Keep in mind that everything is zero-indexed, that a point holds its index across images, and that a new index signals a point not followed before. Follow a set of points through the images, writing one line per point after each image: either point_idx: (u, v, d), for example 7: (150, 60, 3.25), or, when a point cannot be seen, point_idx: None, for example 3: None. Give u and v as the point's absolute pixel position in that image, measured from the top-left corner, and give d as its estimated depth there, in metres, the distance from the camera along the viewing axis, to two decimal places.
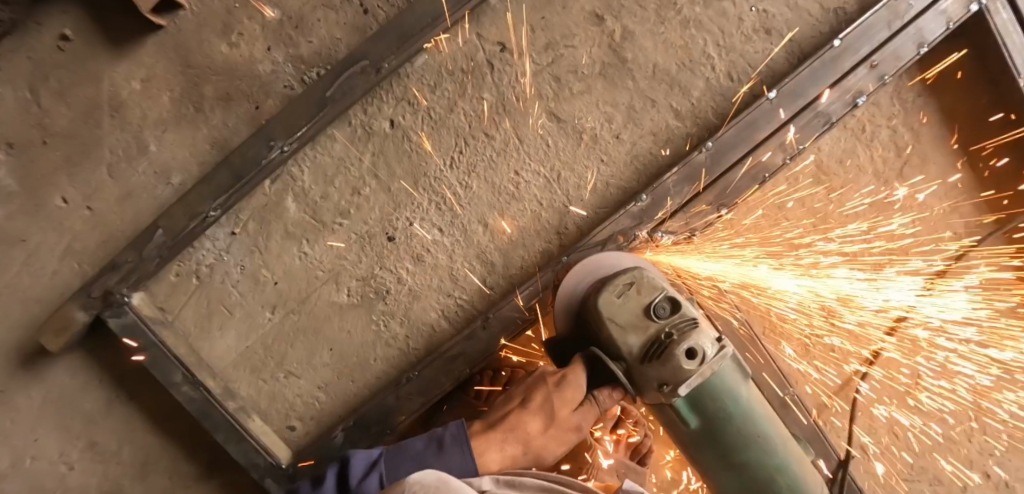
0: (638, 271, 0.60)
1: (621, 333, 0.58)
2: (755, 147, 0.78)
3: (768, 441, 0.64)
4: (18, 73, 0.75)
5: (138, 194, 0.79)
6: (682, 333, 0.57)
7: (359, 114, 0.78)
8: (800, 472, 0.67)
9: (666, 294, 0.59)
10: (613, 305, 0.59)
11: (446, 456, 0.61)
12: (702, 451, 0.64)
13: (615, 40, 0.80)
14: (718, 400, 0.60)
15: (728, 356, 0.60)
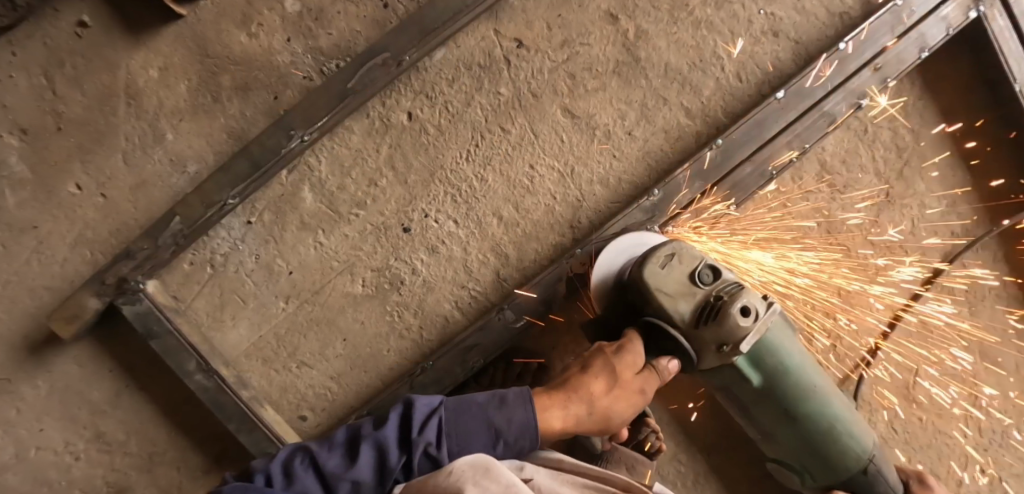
0: (676, 244, 0.65)
1: (673, 300, 0.62)
2: (764, 145, 0.80)
3: (820, 391, 0.69)
4: (34, 58, 0.75)
5: (151, 183, 0.78)
6: (730, 293, 0.62)
7: (377, 107, 0.79)
8: (849, 419, 0.72)
9: (705, 262, 0.64)
10: (662, 274, 0.63)
11: (512, 413, 0.54)
12: (763, 408, 0.68)
13: (629, 39, 0.82)
14: (775, 355, 0.64)
15: (776, 314, 0.65)
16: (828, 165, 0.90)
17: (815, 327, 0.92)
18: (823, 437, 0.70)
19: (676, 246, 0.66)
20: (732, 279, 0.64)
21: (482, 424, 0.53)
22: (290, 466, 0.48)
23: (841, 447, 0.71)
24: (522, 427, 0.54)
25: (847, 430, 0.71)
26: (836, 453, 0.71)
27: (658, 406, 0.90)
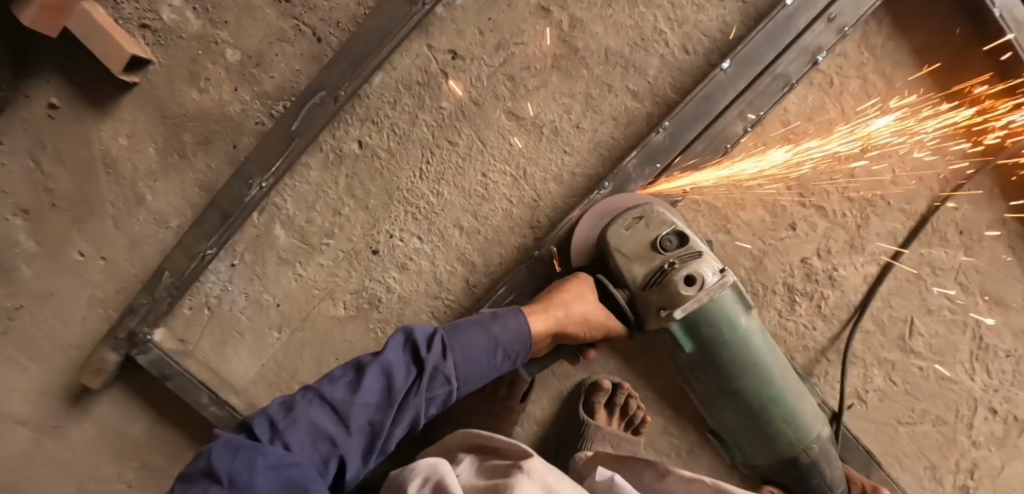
0: (649, 208, 0.69)
1: (627, 262, 0.67)
2: (713, 121, 0.78)
3: (763, 368, 0.69)
4: (20, 145, 0.82)
5: (142, 241, 0.85)
6: (681, 261, 0.65)
7: (329, 140, 0.82)
8: (793, 401, 0.71)
9: (672, 228, 0.67)
10: (623, 236, 0.68)
11: (504, 324, 0.61)
12: (698, 372, 0.70)
13: (564, 30, 0.80)
14: (718, 327, 0.66)
15: (731, 287, 0.66)
16: (794, 124, 0.86)
17: (795, 292, 0.91)
18: (764, 416, 0.71)
19: (650, 210, 0.70)
20: (696, 249, 0.66)
21: (482, 339, 0.59)
22: (291, 401, 0.50)
23: (782, 430, 0.71)
24: (516, 334, 0.61)
25: (793, 417, 0.71)
26: (766, 428, 0.71)
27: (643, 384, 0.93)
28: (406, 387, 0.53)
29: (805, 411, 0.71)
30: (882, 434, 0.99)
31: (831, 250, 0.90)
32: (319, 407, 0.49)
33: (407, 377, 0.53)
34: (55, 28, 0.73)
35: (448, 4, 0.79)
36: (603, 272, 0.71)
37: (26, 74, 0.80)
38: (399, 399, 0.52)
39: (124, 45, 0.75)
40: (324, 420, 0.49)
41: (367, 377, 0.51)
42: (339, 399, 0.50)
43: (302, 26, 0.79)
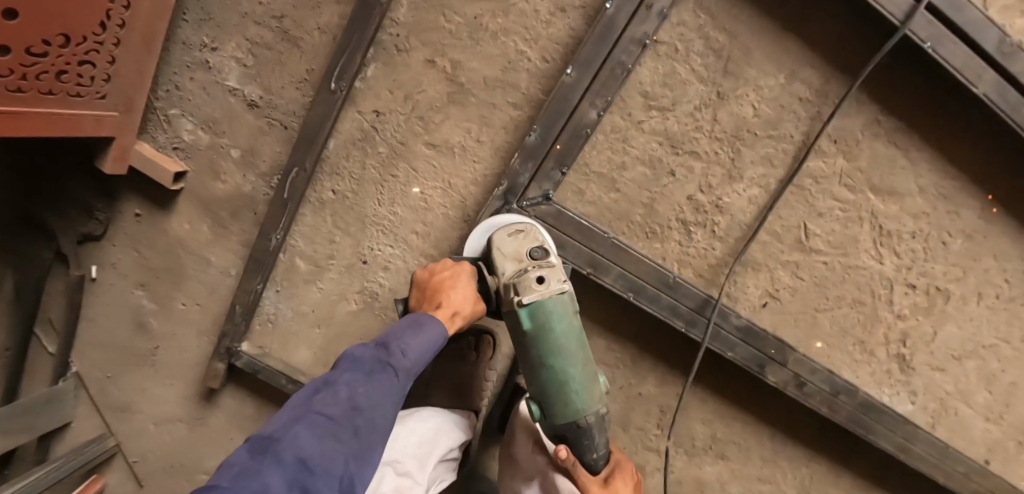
0: (530, 228, 0.91)
1: (503, 260, 0.89)
2: (571, 114, 1.00)
3: (574, 358, 0.85)
4: (129, 242, 1.24)
5: (218, 289, 1.25)
6: (538, 266, 0.86)
7: (313, 193, 1.15)
8: (587, 390, 0.88)
9: (541, 244, 0.89)
10: (506, 241, 0.90)
11: (431, 332, 0.84)
12: (527, 348, 0.85)
13: (450, 72, 1.05)
14: (547, 314, 0.83)
15: (567, 293, 0.85)
16: (652, 92, 1.05)
17: (689, 224, 1.12)
18: (561, 387, 0.86)
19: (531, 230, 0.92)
20: (552, 261, 0.87)
21: (417, 344, 0.81)
22: (289, 421, 0.66)
23: (571, 402, 0.86)
24: (437, 335, 0.84)
25: (586, 393, 0.88)
26: (560, 404, 0.87)
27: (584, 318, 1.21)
28: (375, 390, 0.74)
29: (593, 399, 0.88)
30: (803, 323, 1.18)
31: (711, 184, 1.09)
32: (313, 419, 0.68)
33: (372, 382, 0.75)
34: (123, 166, 1.11)
35: (363, 77, 1.07)
36: (483, 264, 0.93)
37: (120, 198, 1.21)
38: (370, 400, 0.73)
39: (167, 165, 1.12)
40: (321, 427, 0.67)
41: (342, 391, 0.72)
42: (330, 410, 0.69)
43: (270, 119, 1.10)
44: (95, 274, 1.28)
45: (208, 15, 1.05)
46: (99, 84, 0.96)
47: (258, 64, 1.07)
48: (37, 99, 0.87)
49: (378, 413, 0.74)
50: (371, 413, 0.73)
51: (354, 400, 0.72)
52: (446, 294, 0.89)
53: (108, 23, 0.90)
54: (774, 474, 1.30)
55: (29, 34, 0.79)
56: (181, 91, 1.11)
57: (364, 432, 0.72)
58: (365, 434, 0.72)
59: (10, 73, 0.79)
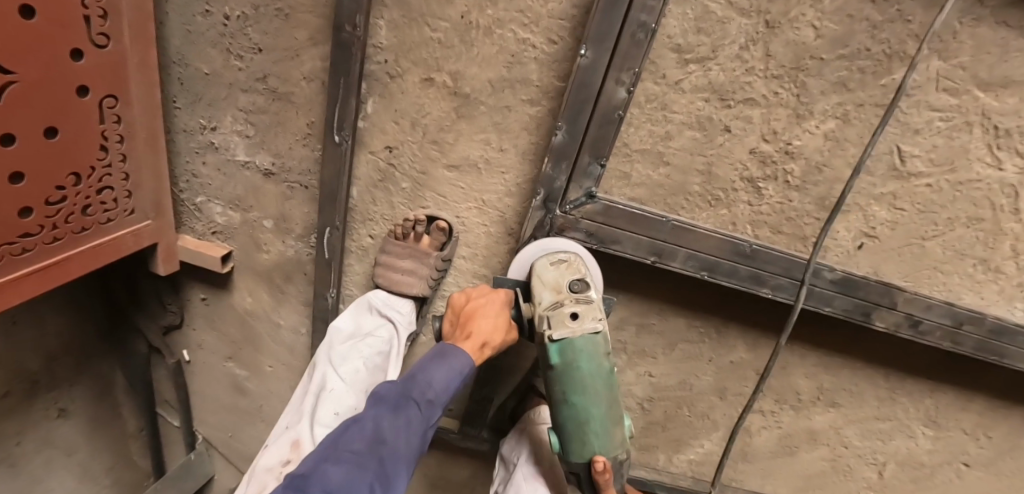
0: (574, 257, 0.86)
1: (540, 289, 0.84)
2: (598, 100, 0.87)
3: (598, 397, 0.83)
4: (206, 323, 1.30)
5: (295, 348, 1.29)
6: (575, 301, 0.81)
7: (352, 242, 1.12)
8: (610, 428, 0.86)
9: (582, 276, 0.84)
10: (546, 268, 0.85)
11: (455, 355, 0.85)
12: (552, 381, 0.83)
13: (451, 85, 0.94)
14: (576, 353, 0.79)
15: (601, 333, 0.80)
16: (686, 44, 0.89)
17: (756, 182, 1.00)
18: (582, 425, 0.84)
19: (574, 258, 0.86)
20: (591, 297, 0.82)
21: (440, 369, 0.83)
22: (319, 459, 0.73)
23: (588, 441, 0.85)
24: (461, 359, 0.85)
25: (604, 434, 0.85)
26: (580, 438, 0.86)
27: (657, 297, 1.14)
28: (397, 423, 0.77)
29: (614, 437, 0.86)
30: (910, 257, 1.04)
31: (776, 130, 0.95)
32: (340, 455, 0.73)
33: (395, 416, 0.78)
34: (174, 263, 1.16)
35: (364, 115, 0.99)
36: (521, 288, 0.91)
37: (183, 287, 1.25)
38: (394, 434, 0.77)
39: (211, 252, 1.15)
40: (347, 462, 0.72)
41: (366, 425, 0.77)
42: (354, 445, 0.74)
43: (289, 183, 1.07)
44: (187, 357, 1.37)
45: (198, 96, 1.02)
46: (123, 201, 0.97)
47: (260, 131, 1.03)
48: (74, 238, 0.91)
49: (402, 444, 0.77)
50: (395, 446, 0.76)
51: (377, 434, 0.76)
52: (477, 323, 0.87)
53: (106, 144, 0.90)
54: (891, 407, 1.24)
55: (40, 188, 0.82)
56: (199, 177, 1.10)
57: (390, 464, 0.75)
58: (391, 467, 0.75)
59: (37, 228, 0.84)
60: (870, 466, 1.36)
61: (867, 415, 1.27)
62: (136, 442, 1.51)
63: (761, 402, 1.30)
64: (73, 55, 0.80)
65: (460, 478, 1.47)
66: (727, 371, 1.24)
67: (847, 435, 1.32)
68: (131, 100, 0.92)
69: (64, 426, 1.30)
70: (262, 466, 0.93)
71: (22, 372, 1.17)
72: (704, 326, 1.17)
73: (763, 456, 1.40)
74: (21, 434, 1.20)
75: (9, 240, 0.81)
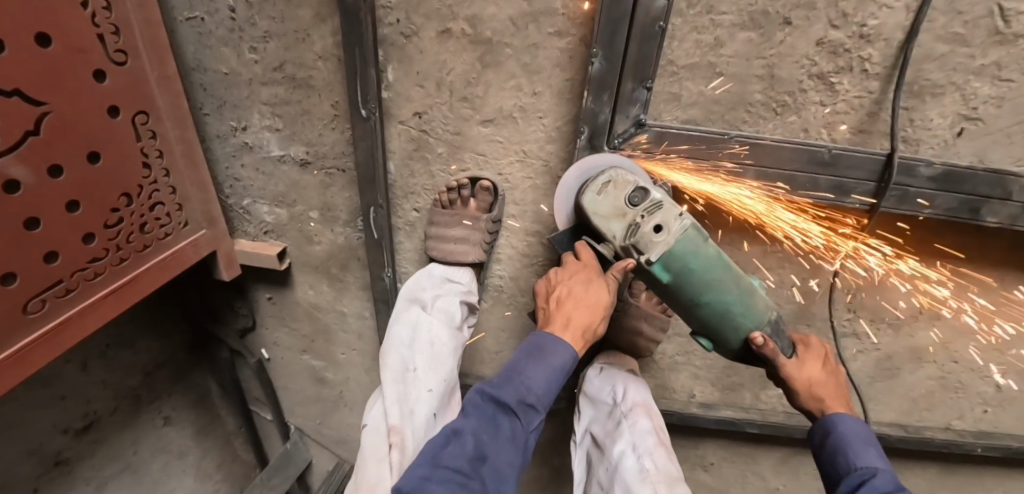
0: (613, 172, 0.80)
1: (608, 222, 0.79)
2: (633, 15, 0.78)
3: (726, 285, 0.77)
4: (277, 321, 1.34)
5: (364, 332, 1.32)
6: (649, 213, 0.76)
7: (399, 220, 1.10)
8: (751, 302, 0.80)
9: (637, 185, 0.78)
10: (598, 201, 0.80)
11: (552, 352, 0.80)
12: (675, 294, 0.79)
13: (471, 34, 0.87)
14: (682, 259, 0.75)
15: (691, 226, 0.75)
16: None
17: (828, 78, 0.88)
18: (724, 316, 0.80)
19: (614, 173, 0.80)
20: (659, 199, 0.76)
21: (542, 372, 0.79)
22: (419, 475, 0.72)
23: (738, 325, 0.80)
24: (556, 360, 0.80)
25: (749, 309, 0.80)
26: (728, 328, 0.81)
27: (724, 227, 1.05)
28: (497, 437, 0.76)
29: (760, 309, 0.80)
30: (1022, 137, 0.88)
31: (847, 12, 0.82)
32: (441, 474, 0.72)
33: (497, 427, 0.77)
34: (235, 268, 1.18)
35: (386, 86, 0.94)
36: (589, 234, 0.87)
37: (249, 289, 1.29)
38: (494, 450, 0.75)
39: (266, 251, 1.16)
40: (451, 481, 0.71)
41: (466, 440, 0.75)
42: (456, 462, 0.73)
43: (326, 169, 1.05)
44: (267, 354, 1.42)
45: (222, 99, 1.00)
46: (176, 215, 0.98)
47: (289, 122, 1.01)
48: (139, 257, 0.93)
49: (505, 463, 0.75)
50: (497, 462, 0.75)
51: (478, 450, 0.75)
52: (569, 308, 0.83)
53: (148, 160, 0.90)
54: (1006, 311, 1.11)
55: (98, 212, 0.83)
56: (241, 180, 1.11)
57: (492, 483, 0.74)
58: (495, 486, 0.73)
59: (103, 252, 0.86)
60: (987, 380, 1.24)
61: (975, 321, 1.14)
62: (238, 438, 1.62)
63: (854, 324, 1.18)
64: (97, 76, 0.79)
65: (542, 440, 1.48)
66: (814, 296, 1.14)
67: (957, 350, 1.19)
68: (161, 112, 0.92)
69: (172, 431, 1.41)
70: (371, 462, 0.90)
71: (127, 387, 1.26)
72: (785, 250, 1.08)
73: (862, 382, 1.29)
74: (136, 444, 1.31)
75: (80, 267, 0.83)
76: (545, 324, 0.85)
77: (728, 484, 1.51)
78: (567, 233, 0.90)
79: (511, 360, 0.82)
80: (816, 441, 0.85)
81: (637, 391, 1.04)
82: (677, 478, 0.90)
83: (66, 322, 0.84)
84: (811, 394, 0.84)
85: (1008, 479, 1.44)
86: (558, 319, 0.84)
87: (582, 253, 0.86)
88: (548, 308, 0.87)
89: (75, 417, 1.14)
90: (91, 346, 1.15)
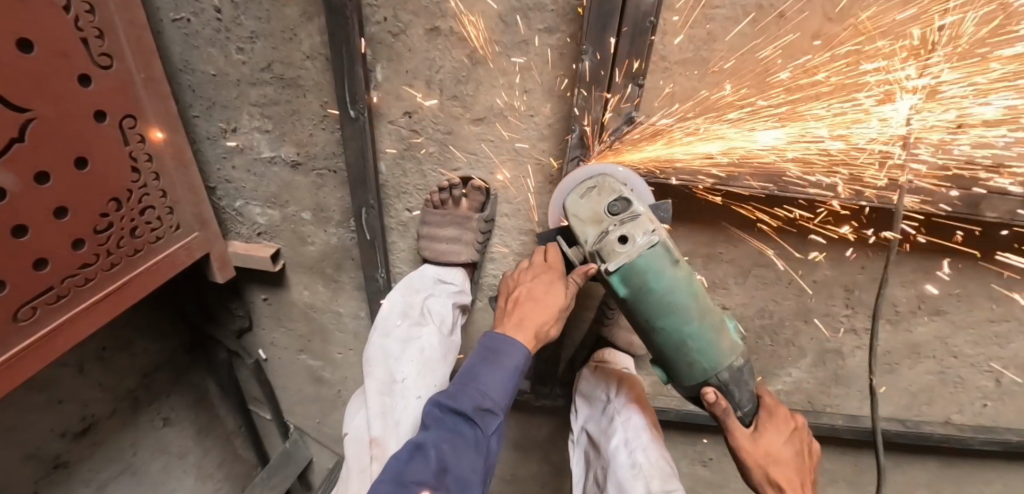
0: (601, 178, 0.78)
1: (581, 226, 0.77)
2: (622, 10, 0.76)
3: (687, 313, 0.75)
4: (273, 322, 1.34)
5: (360, 332, 1.31)
6: (620, 224, 0.74)
7: (392, 220, 1.10)
8: (711, 339, 0.78)
9: (619, 196, 0.76)
10: (580, 203, 0.78)
11: (505, 355, 0.79)
12: (634, 311, 0.77)
13: (460, 31, 0.85)
14: (642, 276, 0.72)
15: (659, 244, 0.73)
16: None
17: (824, 72, 0.86)
18: (678, 346, 0.77)
19: (602, 179, 0.79)
20: (636, 212, 0.74)
21: (497, 373, 0.78)
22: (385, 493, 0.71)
23: (690, 358, 0.78)
24: (509, 361, 0.79)
25: (706, 347, 0.77)
26: (682, 360, 0.79)
27: (719, 223, 1.04)
28: (459, 445, 0.74)
29: (718, 349, 0.78)
30: None
31: (842, 5, 0.80)
32: (405, 489, 0.71)
33: (456, 436, 0.75)
34: (229, 270, 1.18)
35: (375, 85, 0.93)
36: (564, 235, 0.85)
37: (244, 290, 1.29)
38: (457, 458, 0.74)
39: (260, 252, 1.16)
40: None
41: (430, 453, 0.74)
42: (419, 476, 0.72)
43: (318, 170, 1.05)
44: (264, 354, 1.43)
45: (212, 100, 1.00)
46: (167, 218, 0.98)
47: (278, 123, 1.00)
48: (130, 262, 0.92)
49: (469, 469, 0.74)
50: (460, 469, 0.73)
51: (442, 462, 0.73)
52: (522, 307, 0.83)
53: (137, 164, 0.90)
54: (1005, 305, 1.10)
55: (87, 218, 0.83)
56: (232, 182, 1.10)
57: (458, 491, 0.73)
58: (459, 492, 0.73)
59: (93, 258, 0.86)
60: (987, 375, 1.23)
61: (975, 315, 1.13)
62: (238, 437, 1.63)
63: (852, 320, 1.17)
64: (82, 81, 0.79)
65: (541, 436, 1.48)
66: (812, 292, 1.13)
67: (956, 345, 1.18)
68: (149, 115, 0.91)
69: (172, 432, 1.41)
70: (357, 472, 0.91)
71: (125, 390, 1.26)
72: (782, 247, 1.07)
73: (861, 377, 1.28)
74: (136, 445, 1.31)
75: (70, 273, 0.83)
76: (499, 324, 0.85)
77: (727, 478, 1.51)
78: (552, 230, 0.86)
79: (464, 364, 0.81)
80: None
81: (631, 389, 1.04)
82: (670, 474, 0.89)
83: (58, 328, 0.83)
84: (765, 474, 0.81)
85: (1009, 471, 1.43)
86: (513, 320, 0.84)
87: (549, 255, 0.87)
88: (506, 306, 0.87)
89: (73, 420, 1.15)
90: (87, 350, 1.15)
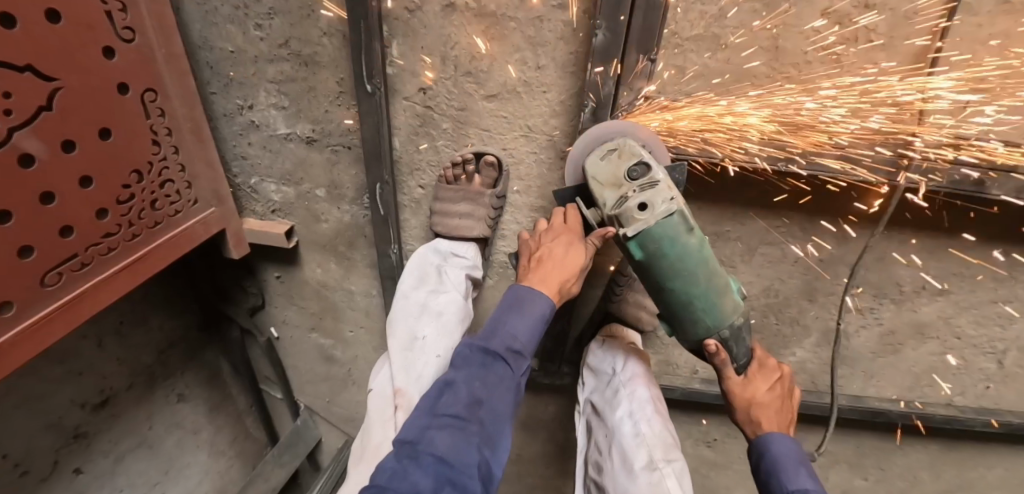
0: (622, 141, 0.80)
1: (602, 188, 0.80)
2: None
3: (698, 276, 0.77)
4: (286, 300, 1.37)
5: (371, 310, 1.34)
6: (640, 190, 0.75)
7: (405, 196, 1.12)
8: (718, 300, 0.80)
9: (639, 160, 0.77)
10: (600, 165, 0.81)
11: (533, 303, 0.82)
12: (647, 273, 0.79)
13: (475, 7, 0.87)
14: (658, 241, 0.74)
15: (676, 213, 0.73)
16: None
17: (833, 49, 0.88)
18: (686, 306, 0.80)
19: (624, 143, 0.80)
20: (655, 180, 0.75)
21: (526, 320, 0.81)
22: (420, 425, 0.74)
23: (698, 318, 0.81)
24: (536, 310, 0.82)
25: (713, 306, 0.80)
26: (690, 319, 0.82)
27: (727, 200, 1.06)
28: (490, 381, 0.78)
29: (723, 309, 0.81)
30: None
31: None
32: (440, 421, 0.74)
33: (486, 375, 0.78)
34: (244, 246, 1.20)
35: (391, 60, 0.95)
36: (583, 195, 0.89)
37: (258, 268, 1.31)
38: (489, 391, 0.77)
39: (274, 229, 1.18)
40: (450, 426, 0.73)
41: (461, 388, 0.77)
42: (453, 409, 0.75)
43: (333, 146, 1.06)
44: (276, 333, 1.45)
45: (229, 77, 1.01)
46: (185, 193, 1.00)
47: (294, 100, 1.02)
48: (150, 233, 0.94)
49: (500, 403, 0.77)
50: (492, 402, 0.77)
51: (473, 396, 0.76)
52: (546, 265, 0.84)
53: (157, 138, 0.92)
54: (1008, 285, 1.11)
55: (109, 187, 0.84)
56: (247, 158, 1.12)
57: (490, 423, 0.76)
58: (492, 427, 0.76)
59: (115, 228, 0.88)
60: (989, 356, 1.24)
61: (979, 295, 1.14)
62: (249, 416, 1.66)
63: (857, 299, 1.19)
64: (106, 53, 0.80)
65: (548, 415, 1.50)
66: (817, 270, 1.15)
67: (960, 326, 1.20)
68: (169, 89, 0.92)
69: (186, 408, 1.44)
70: (378, 423, 0.94)
71: (141, 364, 1.29)
72: (787, 225, 1.09)
73: (864, 358, 1.30)
74: (151, 419, 1.34)
75: (94, 242, 0.85)
76: (522, 280, 0.86)
77: (730, 459, 1.53)
78: (571, 188, 0.90)
79: (494, 312, 0.84)
80: (752, 463, 0.85)
81: (638, 361, 1.05)
82: (672, 445, 0.93)
83: (83, 294, 0.86)
84: (749, 414, 0.87)
85: (1009, 454, 1.45)
86: (535, 276, 0.85)
87: (569, 216, 0.88)
88: (527, 263, 0.89)
89: (92, 392, 1.17)
90: (105, 323, 1.17)
